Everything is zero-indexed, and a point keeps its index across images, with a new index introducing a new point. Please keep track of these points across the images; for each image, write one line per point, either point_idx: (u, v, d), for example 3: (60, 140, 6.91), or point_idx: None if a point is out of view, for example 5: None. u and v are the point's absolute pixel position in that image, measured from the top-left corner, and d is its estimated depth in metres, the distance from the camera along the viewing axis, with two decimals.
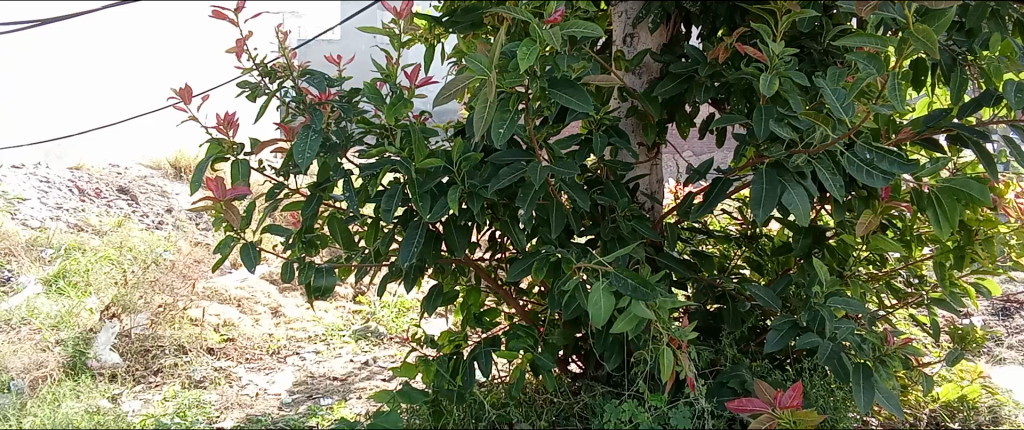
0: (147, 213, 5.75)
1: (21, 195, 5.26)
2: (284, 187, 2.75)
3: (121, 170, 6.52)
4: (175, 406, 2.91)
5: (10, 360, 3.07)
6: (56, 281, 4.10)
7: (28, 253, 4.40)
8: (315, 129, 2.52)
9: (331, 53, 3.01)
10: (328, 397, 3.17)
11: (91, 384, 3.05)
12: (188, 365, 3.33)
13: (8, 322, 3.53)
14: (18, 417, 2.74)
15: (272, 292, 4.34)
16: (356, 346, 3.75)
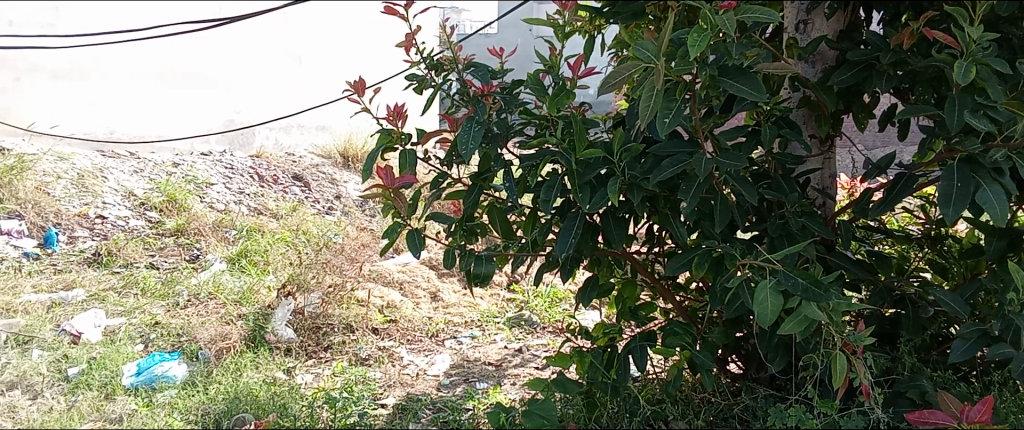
0: (319, 199, 6.10)
1: (209, 181, 5.81)
2: (447, 176, 2.79)
3: (295, 158, 6.93)
4: (343, 381, 3.09)
5: (200, 332, 3.39)
6: (239, 260, 4.43)
7: (215, 233, 4.83)
8: (478, 120, 2.56)
9: (494, 45, 3.02)
10: (483, 382, 3.24)
11: (267, 356, 3.28)
12: (354, 343, 3.49)
13: (198, 296, 3.88)
14: (206, 383, 3.01)
15: (431, 276, 4.49)
16: (509, 333, 3.81)
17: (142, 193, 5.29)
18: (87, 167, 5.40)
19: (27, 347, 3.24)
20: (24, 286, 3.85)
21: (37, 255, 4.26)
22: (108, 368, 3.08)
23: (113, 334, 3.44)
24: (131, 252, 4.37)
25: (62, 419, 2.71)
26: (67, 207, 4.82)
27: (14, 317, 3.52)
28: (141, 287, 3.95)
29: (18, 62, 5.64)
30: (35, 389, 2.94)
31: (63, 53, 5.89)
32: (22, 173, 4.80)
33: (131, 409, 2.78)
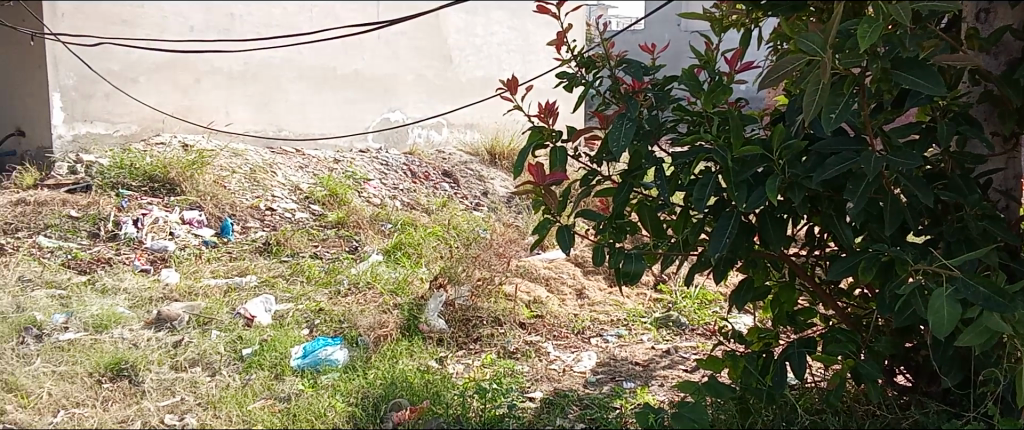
0: (467, 195, 6.27)
1: (367, 177, 6.11)
2: (597, 174, 2.74)
3: (446, 155, 7.15)
4: (492, 373, 3.17)
5: (360, 319, 3.57)
6: (394, 252, 4.63)
7: (373, 226, 5.08)
8: (631, 117, 2.53)
9: (646, 42, 2.97)
10: (630, 381, 3.22)
11: (421, 345, 3.41)
12: (502, 336, 3.56)
13: (358, 285, 4.10)
14: (364, 368, 3.18)
15: (577, 273, 4.51)
16: (656, 334, 3.78)
17: (307, 188, 5.65)
18: (258, 163, 5.81)
19: (207, 328, 3.54)
20: (204, 271, 4.22)
21: (215, 244, 4.64)
22: (278, 350, 3.31)
23: (281, 319, 3.70)
24: (296, 242, 4.67)
25: (238, 395, 2.95)
26: (241, 200, 5.22)
27: (196, 299, 3.86)
28: (307, 274, 4.23)
29: (200, 66, 6.18)
30: (214, 366, 3.21)
31: (239, 56, 6.37)
32: (203, 168, 5.25)
33: (298, 390, 3.00)
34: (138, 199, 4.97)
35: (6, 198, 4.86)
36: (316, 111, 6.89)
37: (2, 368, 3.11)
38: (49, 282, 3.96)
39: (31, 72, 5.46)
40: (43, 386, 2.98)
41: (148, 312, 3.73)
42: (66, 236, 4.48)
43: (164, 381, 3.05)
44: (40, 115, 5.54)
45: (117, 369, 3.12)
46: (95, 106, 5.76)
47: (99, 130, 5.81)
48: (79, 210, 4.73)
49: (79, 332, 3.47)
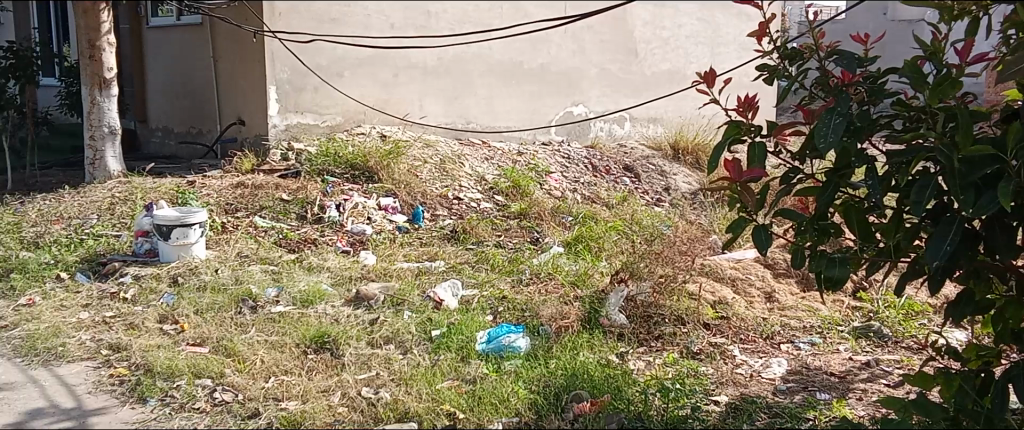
0: (649, 190, 6.22)
1: (549, 169, 6.20)
2: (800, 172, 2.60)
3: (628, 149, 7.11)
4: (674, 373, 3.12)
5: (543, 309, 3.62)
6: (575, 244, 4.65)
7: (554, 218, 5.16)
8: (840, 112, 2.38)
9: (859, 31, 2.78)
10: (825, 392, 3.05)
11: (601, 339, 3.41)
12: (686, 336, 3.49)
13: (540, 275, 4.17)
14: (547, 358, 3.24)
15: (766, 275, 4.33)
16: (855, 344, 3.56)
17: (492, 179, 5.82)
18: (448, 153, 6.06)
19: (401, 309, 3.74)
20: (398, 255, 4.47)
21: (407, 230, 4.90)
22: (465, 334, 3.44)
23: (468, 304, 3.83)
24: (481, 231, 4.83)
25: (427, 374, 3.10)
26: (431, 189, 5.47)
27: (390, 280, 4.10)
28: (491, 262, 4.35)
29: (398, 61, 6.53)
30: (406, 345, 3.38)
31: (433, 51, 6.68)
32: (398, 158, 5.55)
33: (483, 374, 3.11)
34: (341, 186, 5.34)
35: (227, 182, 5.39)
36: (502, 104, 7.08)
37: (224, 335, 3.45)
38: (263, 258, 4.35)
39: (250, 69, 6.07)
40: (257, 353, 3.28)
41: (348, 290, 4.00)
42: (278, 218, 4.90)
43: (361, 356, 3.26)
44: (256, 107, 6.08)
45: (320, 341, 3.38)
46: (306, 98, 6.16)
47: (309, 120, 6.19)
48: (290, 193, 5.15)
49: (288, 306, 3.78)
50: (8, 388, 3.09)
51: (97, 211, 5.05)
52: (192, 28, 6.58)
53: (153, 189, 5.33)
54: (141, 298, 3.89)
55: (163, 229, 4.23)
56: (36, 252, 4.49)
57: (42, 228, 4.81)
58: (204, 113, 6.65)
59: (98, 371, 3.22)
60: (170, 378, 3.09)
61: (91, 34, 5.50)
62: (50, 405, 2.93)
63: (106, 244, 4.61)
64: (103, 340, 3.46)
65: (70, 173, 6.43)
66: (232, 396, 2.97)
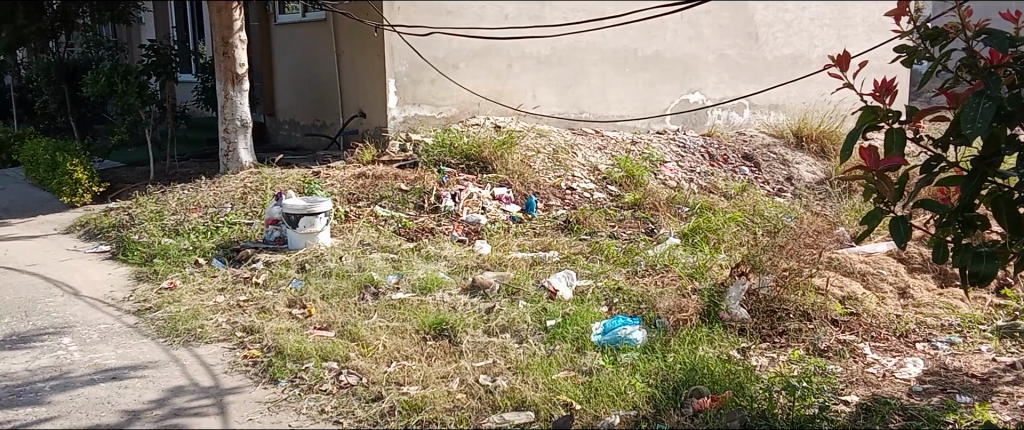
0: (769, 180, 6.01)
1: (664, 159, 6.09)
2: (943, 160, 2.44)
3: (747, 137, 6.89)
4: (800, 370, 3.00)
5: (660, 301, 3.56)
6: (692, 236, 4.56)
7: (669, 209, 5.09)
8: (992, 96, 2.21)
9: (1010, 8, 2.57)
10: (965, 395, 2.87)
11: (721, 333, 3.33)
12: (812, 332, 3.37)
13: (656, 266, 4.11)
14: (665, 351, 3.19)
15: (899, 270, 4.11)
16: (1000, 344, 3.32)
17: (605, 169, 5.78)
18: (561, 143, 6.05)
19: (516, 298, 3.77)
20: (513, 245, 4.51)
21: (521, 220, 4.94)
22: (580, 324, 3.43)
23: (583, 294, 3.81)
24: (595, 221, 4.81)
25: (544, 364, 3.12)
26: (545, 178, 5.49)
27: (505, 269, 4.14)
28: (606, 253, 4.33)
29: (512, 52, 6.62)
30: (521, 334, 3.41)
31: (546, 41, 6.75)
32: (511, 148, 5.60)
33: (599, 365, 3.09)
34: (457, 176, 5.42)
35: (349, 172, 5.59)
36: (616, 94, 7.13)
37: (348, 320, 3.58)
38: (383, 246, 4.49)
39: (371, 62, 6.25)
40: (380, 338, 3.38)
41: (465, 278, 4.08)
42: (396, 207, 5.04)
43: (479, 343, 3.31)
44: (376, 99, 6.26)
45: (439, 328, 3.45)
46: (423, 91, 6.29)
47: (425, 112, 6.33)
48: (408, 183, 5.29)
49: (408, 293, 3.88)
50: (153, 366, 3.28)
51: (230, 200, 5.35)
52: (317, 24, 6.83)
53: (281, 180, 5.60)
54: (272, 283, 4.10)
55: (292, 217, 4.43)
56: (177, 238, 4.80)
57: (182, 216, 5.14)
58: (328, 107, 6.91)
59: (233, 352, 3.40)
60: (299, 360, 3.24)
61: (224, 31, 5.78)
62: (190, 383, 3.12)
63: (239, 232, 4.89)
64: (238, 322, 3.66)
65: (206, 165, 6.83)
66: (357, 379, 3.07)
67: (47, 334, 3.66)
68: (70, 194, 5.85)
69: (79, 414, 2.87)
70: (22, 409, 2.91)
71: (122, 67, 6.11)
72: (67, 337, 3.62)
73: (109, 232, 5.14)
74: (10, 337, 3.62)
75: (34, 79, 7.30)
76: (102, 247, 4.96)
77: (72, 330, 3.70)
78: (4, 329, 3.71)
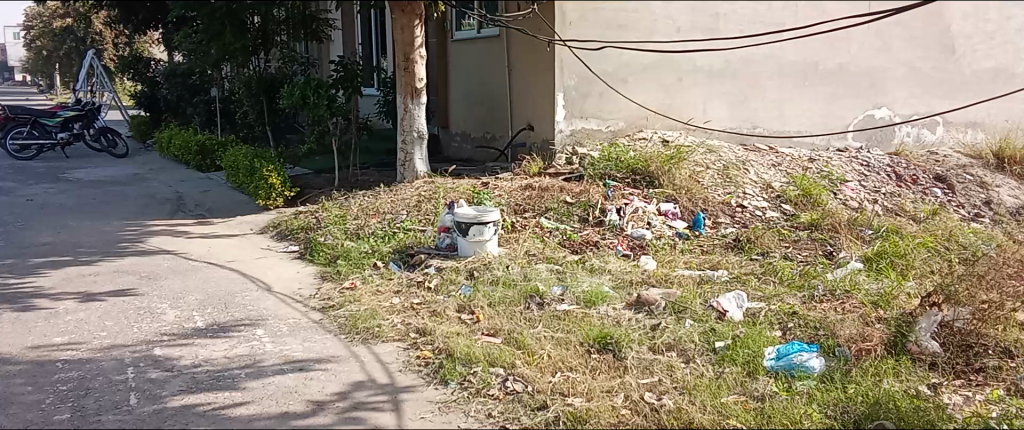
0: (964, 204, 5.56)
1: (844, 177, 5.79)
2: None
3: (938, 157, 6.41)
4: (999, 413, 2.81)
5: (840, 329, 3.40)
6: (877, 261, 4.31)
7: (851, 231, 4.87)
8: None
9: None
10: None
11: (909, 368, 3.13)
12: (1013, 372, 3.16)
13: (835, 292, 3.91)
14: (845, 382, 3.04)
15: None
16: None
17: (780, 187, 5.58)
18: (732, 159, 5.91)
19: (683, 317, 3.70)
20: (679, 262, 4.44)
21: (687, 237, 4.85)
22: (751, 348, 3.31)
23: (755, 317, 3.68)
24: (768, 241, 4.66)
25: (712, 386, 3.04)
26: (714, 195, 5.37)
27: (671, 287, 4.08)
28: (780, 275, 4.17)
29: (683, 65, 6.62)
30: (688, 354, 3.34)
31: (720, 55, 6.71)
32: (680, 163, 5.53)
33: (773, 392, 2.98)
34: (623, 190, 5.42)
35: (517, 184, 5.71)
36: (793, 108, 7.03)
37: (514, 328, 3.67)
38: (549, 257, 4.56)
39: (540, 76, 6.38)
40: (545, 348, 3.43)
41: (630, 293, 4.05)
42: (562, 219, 5.10)
43: (644, 361, 3.28)
44: (544, 112, 6.36)
45: (604, 342, 3.45)
46: (591, 104, 6.38)
47: (593, 125, 6.41)
48: (573, 196, 5.34)
49: (572, 305, 3.91)
50: (335, 361, 3.51)
51: (406, 207, 5.63)
52: (492, 40, 7.03)
53: (452, 190, 5.84)
54: (443, 288, 4.27)
55: (463, 226, 4.59)
56: (357, 242, 5.12)
57: (362, 221, 5.47)
58: (497, 119, 7.12)
59: (407, 352, 3.58)
60: (468, 364, 3.35)
61: (406, 48, 6.11)
62: (369, 379, 3.30)
63: (414, 238, 5.14)
64: (412, 324, 3.85)
65: (384, 173, 7.23)
66: (522, 387, 3.13)
67: (244, 325, 4.00)
68: (265, 197, 6.38)
69: (270, 401, 3.11)
70: (221, 392, 3.19)
71: (314, 80, 6.59)
72: (260, 329, 3.94)
73: (298, 233, 5.57)
74: (213, 326, 3.99)
75: (237, 91, 8.02)
76: (292, 247, 5.38)
77: (265, 323, 4.03)
78: (208, 318, 4.10)
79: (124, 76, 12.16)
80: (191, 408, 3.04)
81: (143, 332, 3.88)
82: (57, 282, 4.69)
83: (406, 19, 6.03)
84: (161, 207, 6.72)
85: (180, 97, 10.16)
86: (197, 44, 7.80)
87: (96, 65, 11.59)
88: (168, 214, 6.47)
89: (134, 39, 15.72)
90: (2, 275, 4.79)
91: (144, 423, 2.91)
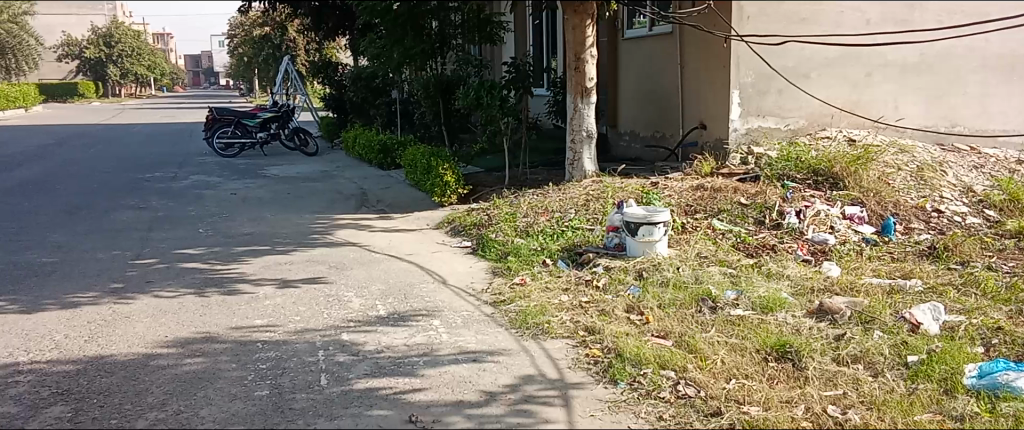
0: None
1: None
2: None
3: None
4: None
5: None
6: None
7: None
8: None
9: None
10: None
11: None
12: None
13: None
14: None
15: None
16: None
17: (982, 190, 5.18)
18: (928, 160, 5.52)
19: (870, 327, 3.48)
20: (867, 269, 4.18)
21: (875, 242, 4.55)
22: (949, 365, 3.07)
23: (954, 331, 3.40)
24: (968, 250, 4.33)
25: (904, 402, 2.85)
26: (906, 199, 5.02)
27: (857, 296, 3.85)
28: (982, 288, 3.84)
29: (873, 59, 6.32)
30: (877, 367, 3.14)
31: (916, 46, 6.37)
32: (867, 163, 5.22)
33: (974, 412, 2.77)
34: (803, 191, 5.18)
35: (688, 184, 5.60)
36: (998, 104, 6.56)
37: (685, 331, 3.60)
38: (722, 260, 4.43)
39: (714, 73, 6.23)
40: (718, 353, 3.34)
41: (811, 301, 3.85)
42: (736, 221, 4.93)
43: (827, 372, 3.12)
44: (718, 109, 6.19)
45: (782, 351, 3.30)
46: (769, 101, 6.17)
47: (770, 124, 6.20)
48: (748, 198, 5.16)
49: (748, 310, 3.77)
50: (506, 353, 3.60)
51: (575, 206, 5.68)
52: (664, 37, 6.92)
53: (621, 190, 5.82)
54: (612, 288, 4.26)
55: (632, 226, 4.56)
56: (527, 239, 5.23)
57: (532, 219, 5.57)
58: (667, 118, 7.02)
59: (576, 349, 3.60)
60: (638, 365, 3.33)
61: (577, 47, 6.14)
62: (539, 373, 3.36)
63: (582, 237, 5.18)
64: (581, 322, 3.88)
65: (553, 172, 7.34)
66: (695, 391, 3.07)
67: (421, 315, 4.20)
68: (440, 194, 6.66)
69: (447, 389, 3.24)
70: (401, 378, 3.36)
71: (488, 82, 6.81)
72: (437, 319, 4.13)
73: (471, 229, 5.77)
74: (393, 315, 4.22)
75: (416, 93, 8.44)
76: (465, 243, 5.58)
77: (441, 314, 4.21)
78: (389, 307, 4.35)
79: (314, 79, 13.12)
80: (374, 391, 3.23)
81: (332, 318, 4.18)
82: (257, 269, 5.14)
83: (578, 20, 6.07)
84: (346, 202, 7.19)
85: (364, 99, 10.82)
86: (380, 49, 8.27)
87: (291, 70, 12.58)
88: (352, 209, 6.91)
89: (323, 46, 16.85)
90: (211, 262, 5.31)
91: (332, 402, 3.12)
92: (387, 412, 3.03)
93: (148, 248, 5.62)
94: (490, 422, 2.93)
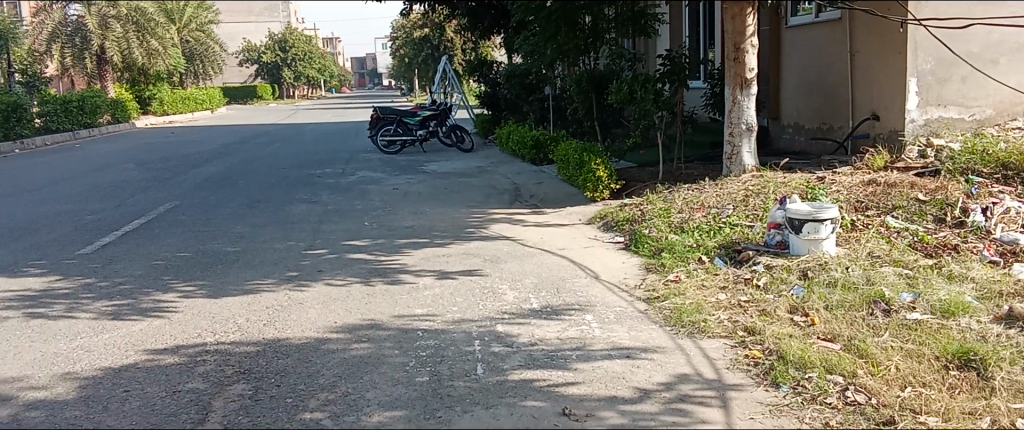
0: None
1: None
2: None
3: None
4: None
5: None
6: None
7: None
8: None
9: None
10: None
11: None
12: None
13: None
14: None
15: None
16: None
17: None
18: None
19: None
20: None
21: None
22: None
23: None
24: None
25: None
26: None
27: None
28: None
29: None
30: None
31: None
32: None
33: None
34: (990, 187, 4.75)
35: (858, 178, 5.28)
36: None
37: (855, 335, 3.39)
38: (896, 260, 4.13)
39: (888, 61, 5.83)
40: (892, 359, 3.13)
41: (999, 306, 3.53)
42: (912, 218, 4.59)
43: (1018, 383, 2.90)
44: (893, 99, 5.80)
45: (966, 359, 3.06)
46: (952, 89, 5.72)
47: (952, 114, 5.74)
48: (927, 194, 4.79)
49: (926, 314, 3.50)
50: (661, 351, 3.55)
51: (732, 201, 5.50)
52: (831, 24, 6.56)
53: (783, 185, 5.58)
54: (773, 287, 4.09)
55: (796, 223, 4.35)
56: (682, 235, 5.12)
57: (687, 215, 5.45)
58: (834, 110, 6.65)
59: (735, 350, 3.49)
60: (802, 368, 3.17)
61: (736, 37, 5.94)
62: (695, 372, 3.29)
63: (740, 234, 5.00)
64: (740, 321, 3.75)
65: (709, 167, 7.16)
66: (866, 398, 2.89)
67: (573, 309, 4.22)
68: (593, 189, 6.66)
69: (600, 384, 3.23)
70: (555, 370, 3.39)
71: (642, 76, 6.73)
72: (590, 314, 4.13)
73: (623, 225, 5.72)
74: (547, 308, 4.26)
75: (569, 88, 8.48)
76: (618, 238, 5.55)
77: (594, 308, 4.21)
78: (542, 301, 4.40)
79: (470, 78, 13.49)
80: (529, 382, 3.28)
81: (488, 309, 4.28)
82: (417, 260, 5.36)
83: (737, 8, 5.89)
84: (501, 197, 7.34)
85: (517, 96, 11.01)
86: (534, 46, 8.37)
87: (449, 70, 13.02)
88: (506, 203, 7.05)
89: (478, 46, 17.33)
90: (376, 253, 5.59)
91: (488, 391, 3.20)
92: (542, 403, 3.07)
93: (318, 239, 5.99)
94: (645, 419, 2.90)
